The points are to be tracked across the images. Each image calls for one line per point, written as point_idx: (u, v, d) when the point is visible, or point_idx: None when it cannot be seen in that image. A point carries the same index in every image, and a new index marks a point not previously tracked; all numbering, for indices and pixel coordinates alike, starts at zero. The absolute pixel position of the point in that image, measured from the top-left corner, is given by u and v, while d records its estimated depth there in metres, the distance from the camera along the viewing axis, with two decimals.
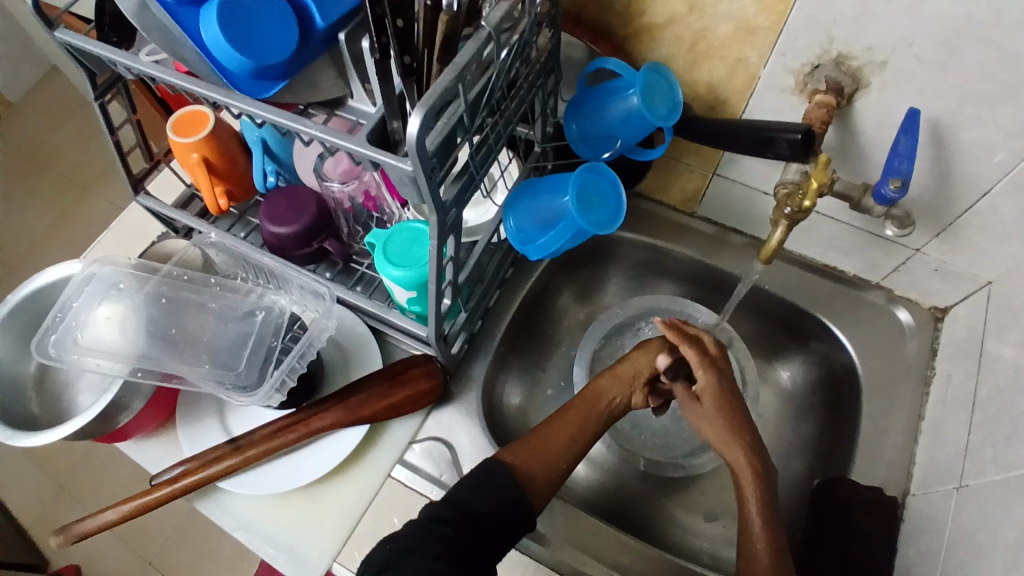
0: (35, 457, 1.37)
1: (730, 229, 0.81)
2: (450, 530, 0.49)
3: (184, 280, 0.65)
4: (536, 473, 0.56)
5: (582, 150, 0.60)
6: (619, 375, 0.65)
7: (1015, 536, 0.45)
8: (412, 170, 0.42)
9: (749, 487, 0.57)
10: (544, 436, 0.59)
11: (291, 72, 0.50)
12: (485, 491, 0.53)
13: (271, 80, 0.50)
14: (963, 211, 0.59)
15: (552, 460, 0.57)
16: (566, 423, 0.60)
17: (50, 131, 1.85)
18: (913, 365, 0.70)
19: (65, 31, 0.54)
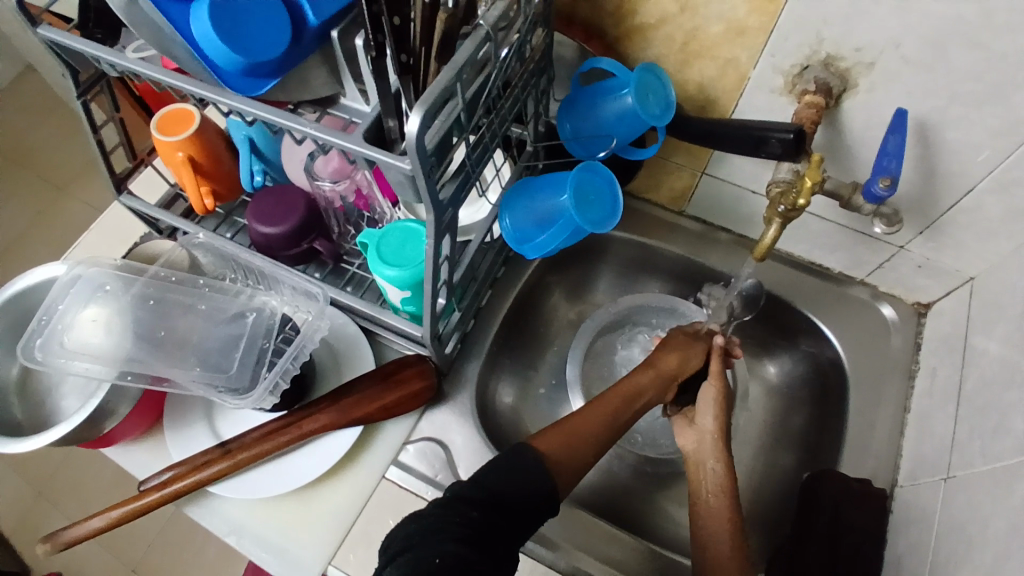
0: (12, 465, 1.34)
1: (718, 227, 0.82)
2: (473, 511, 0.49)
3: (172, 281, 0.63)
4: (566, 460, 0.57)
5: (576, 149, 0.60)
6: (656, 374, 0.67)
7: (1003, 524, 0.47)
8: (411, 169, 0.41)
9: (727, 525, 0.59)
10: (576, 422, 0.60)
11: (283, 69, 0.49)
12: (510, 474, 0.53)
13: (262, 77, 0.49)
14: (948, 208, 0.61)
15: (581, 446, 0.58)
16: (596, 414, 0.62)
17: (27, 131, 1.80)
18: (898, 359, 0.71)
19: (47, 27, 0.53)
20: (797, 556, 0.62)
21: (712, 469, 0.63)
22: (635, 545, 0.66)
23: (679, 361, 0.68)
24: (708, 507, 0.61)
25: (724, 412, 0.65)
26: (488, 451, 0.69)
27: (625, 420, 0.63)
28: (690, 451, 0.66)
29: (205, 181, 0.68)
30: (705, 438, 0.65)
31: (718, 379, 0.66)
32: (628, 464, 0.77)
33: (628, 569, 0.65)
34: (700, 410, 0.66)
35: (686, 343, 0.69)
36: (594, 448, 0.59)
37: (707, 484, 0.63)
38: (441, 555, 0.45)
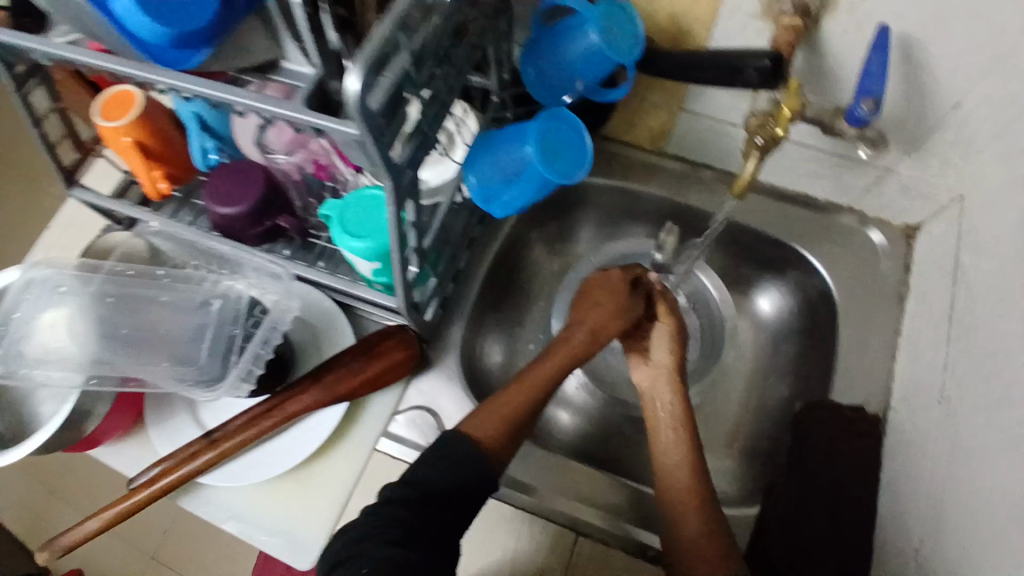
0: None
1: (699, 164, 0.78)
2: (405, 513, 0.49)
3: (129, 275, 0.60)
4: (500, 439, 0.55)
5: (541, 95, 0.56)
6: (586, 336, 0.66)
7: (1000, 447, 0.46)
8: (359, 134, 0.38)
9: (684, 488, 0.57)
10: (504, 401, 0.58)
11: (215, 38, 0.45)
12: (445, 465, 0.52)
13: (194, 48, 0.45)
14: (935, 125, 0.58)
15: (513, 424, 0.57)
16: (518, 392, 0.59)
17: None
18: (887, 285, 0.70)
19: None
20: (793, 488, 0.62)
21: (670, 404, 0.63)
22: (624, 485, 0.65)
23: (610, 317, 0.67)
24: (667, 441, 0.61)
25: (679, 346, 0.67)
26: None
27: (552, 386, 0.62)
28: (645, 388, 0.67)
29: (157, 165, 0.64)
30: (660, 372, 0.66)
31: (668, 317, 0.69)
32: (621, 411, 0.77)
33: (617, 509, 0.64)
34: (654, 347, 0.68)
35: (621, 295, 0.69)
36: (517, 424, 0.57)
37: (663, 419, 0.63)
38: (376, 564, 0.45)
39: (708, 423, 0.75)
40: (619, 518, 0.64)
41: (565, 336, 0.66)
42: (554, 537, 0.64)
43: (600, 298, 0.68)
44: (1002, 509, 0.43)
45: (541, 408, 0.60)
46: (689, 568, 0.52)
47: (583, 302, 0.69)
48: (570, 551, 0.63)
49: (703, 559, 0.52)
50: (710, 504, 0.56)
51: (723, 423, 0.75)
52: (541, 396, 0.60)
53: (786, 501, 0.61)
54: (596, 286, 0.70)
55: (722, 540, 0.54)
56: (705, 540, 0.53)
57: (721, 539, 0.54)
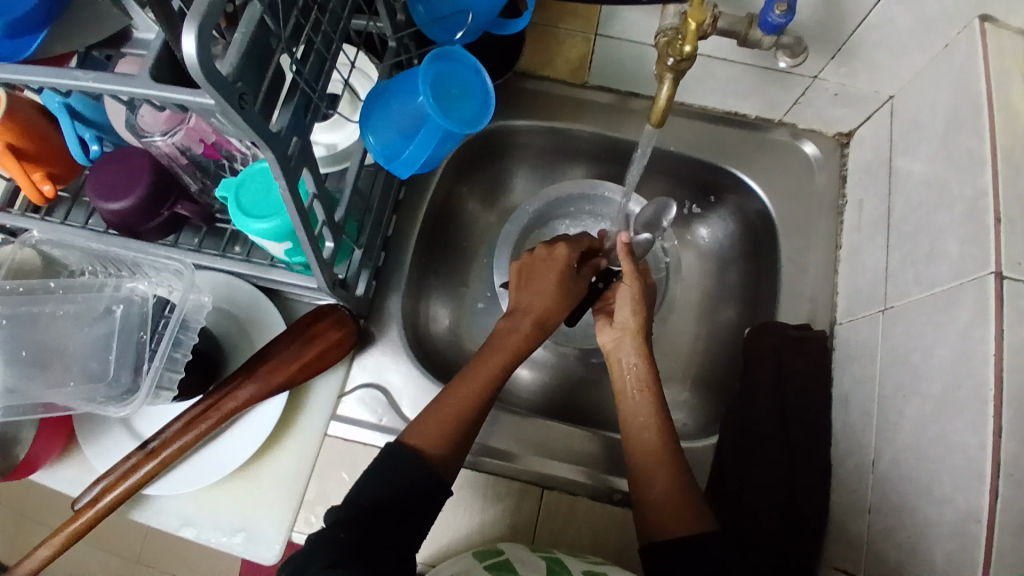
0: None
1: (627, 94, 0.75)
2: (346, 533, 0.46)
3: (21, 292, 0.53)
4: (450, 443, 0.53)
5: (436, 34, 0.51)
6: (532, 324, 0.63)
7: (948, 353, 0.46)
8: (216, 104, 0.33)
9: (654, 458, 0.56)
10: (450, 398, 0.56)
11: (53, 15, 0.40)
12: (387, 477, 0.50)
13: (28, 32, 0.40)
14: (857, 26, 0.55)
15: (461, 422, 0.55)
16: (463, 388, 0.57)
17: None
18: (825, 197, 0.69)
19: None
20: (748, 413, 0.62)
21: (635, 364, 0.62)
22: (595, 436, 0.66)
23: (554, 303, 0.64)
24: (634, 404, 0.60)
25: (644, 304, 0.64)
26: (429, 381, 0.66)
27: (505, 376, 0.59)
28: (610, 348, 0.65)
29: (38, 166, 0.57)
30: (626, 333, 0.64)
31: (631, 278, 0.64)
32: (578, 358, 0.76)
33: (592, 461, 0.65)
34: (619, 307, 0.65)
35: (566, 272, 0.66)
36: (467, 423, 0.55)
37: (629, 381, 0.61)
38: None
39: (664, 358, 0.75)
40: (597, 472, 0.64)
41: (510, 321, 0.64)
42: (519, 496, 0.63)
43: (537, 274, 0.66)
44: (961, 419, 0.43)
45: (494, 398, 0.58)
46: (656, 528, 0.52)
47: (522, 283, 0.66)
48: (538, 510, 0.62)
49: (671, 514, 0.52)
50: (682, 473, 0.55)
51: (678, 355, 0.74)
52: (492, 389, 0.58)
53: (743, 425, 0.61)
54: (535, 262, 0.67)
55: (689, 493, 0.53)
56: (673, 497, 0.53)
57: (686, 493, 0.53)
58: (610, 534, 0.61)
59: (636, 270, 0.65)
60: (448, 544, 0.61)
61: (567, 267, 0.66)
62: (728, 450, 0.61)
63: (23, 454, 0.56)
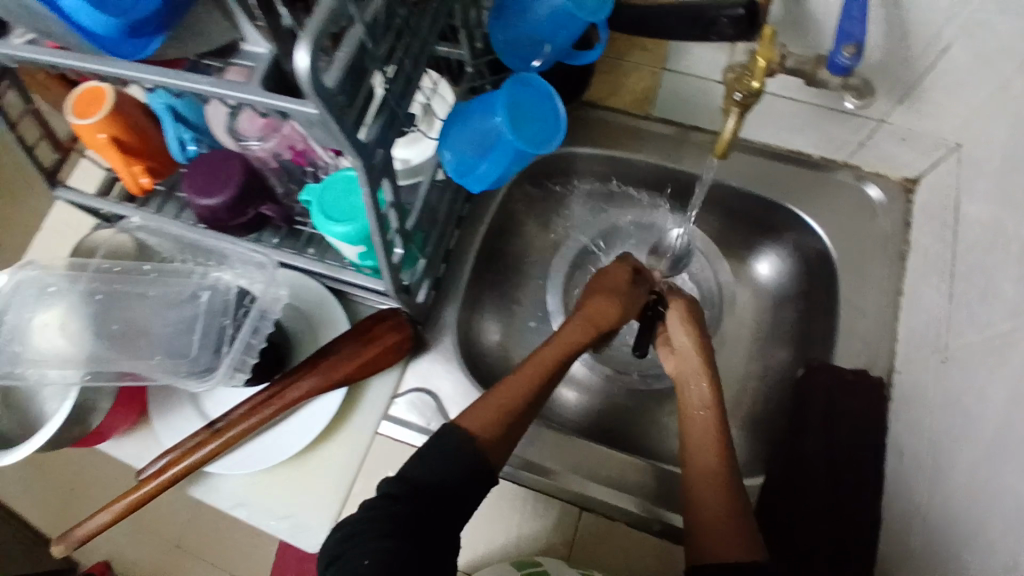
0: None
1: (690, 127, 0.76)
2: (392, 512, 0.48)
3: (116, 271, 0.59)
4: (502, 429, 0.55)
5: (511, 62, 0.55)
6: (579, 322, 0.64)
7: (1008, 404, 0.45)
8: (318, 113, 0.37)
9: (714, 485, 0.56)
10: (506, 389, 0.58)
11: (169, 24, 0.41)
12: (443, 459, 0.51)
13: (148, 35, 0.41)
14: (926, 69, 0.55)
15: (513, 412, 0.56)
16: (523, 379, 0.59)
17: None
18: (887, 241, 0.68)
19: None
20: (796, 454, 0.61)
21: (698, 386, 0.62)
22: (651, 467, 0.65)
23: (607, 305, 0.65)
24: (696, 422, 0.60)
25: (697, 328, 0.65)
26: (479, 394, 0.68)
27: (554, 372, 0.61)
28: (676, 374, 0.65)
29: (137, 160, 0.62)
30: (688, 356, 0.64)
31: (679, 304, 0.67)
32: (624, 383, 0.76)
33: (644, 491, 0.64)
34: (673, 334, 0.67)
35: (621, 289, 0.67)
36: (522, 414, 0.57)
37: (694, 399, 0.62)
38: (369, 556, 0.45)
39: None
40: (650, 503, 0.63)
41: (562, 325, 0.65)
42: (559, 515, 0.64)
43: (604, 285, 0.68)
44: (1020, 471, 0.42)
45: (547, 396, 0.60)
46: (705, 544, 0.52)
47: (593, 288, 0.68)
48: (573, 527, 0.64)
49: (718, 539, 0.52)
50: (739, 500, 0.55)
51: (727, 391, 0.74)
52: (546, 380, 0.60)
53: (791, 467, 0.60)
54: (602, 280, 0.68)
55: (736, 521, 0.53)
56: (727, 518, 0.53)
57: (740, 524, 0.53)
58: (644, 560, 0.62)
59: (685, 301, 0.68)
60: (485, 553, 0.63)
61: (625, 285, 0.68)
62: (775, 493, 0.59)
63: (92, 425, 0.58)
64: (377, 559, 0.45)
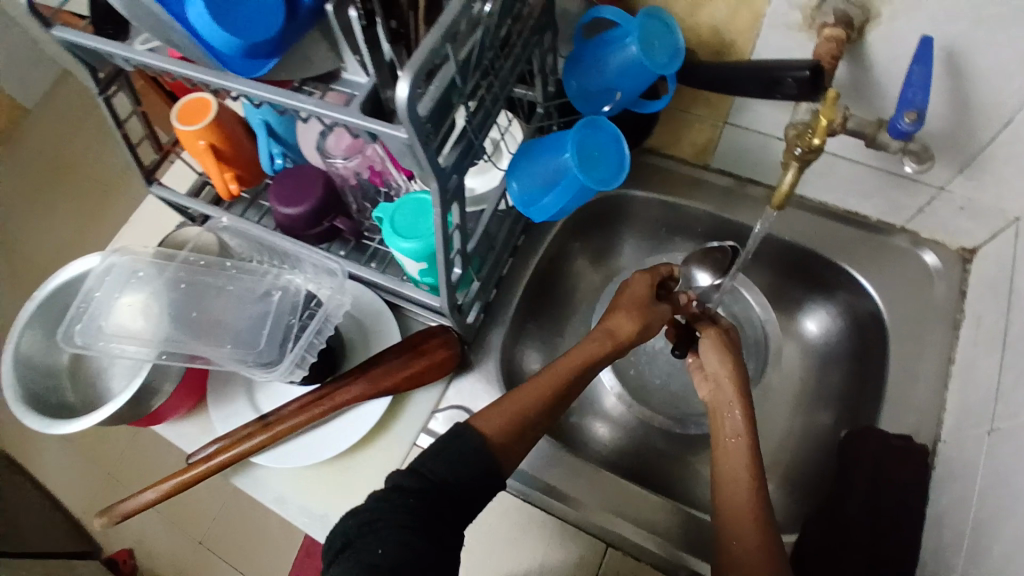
0: (80, 450, 1.37)
1: (747, 181, 0.78)
2: (406, 510, 0.48)
3: (200, 264, 0.65)
4: (511, 434, 0.56)
5: (581, 107, 0.59)
6: (596, 337, 0.64)
7: None
8: (408, 137, 0.41)
9: (744, 528, 0.55)
10: (519, 396, 0.58)
11: (282, 48, 0.46)
12: (454, 460, 0.52)
13: (263, 58, 0.46)
14: (988, 141, 0.57)
15: (525, 420, 0.57)
16: (538, 388, 0.59)
17: (36, 121, 1.80)
18: (941, 309, 0.67)
19: (63, 28, 0.51)
20: (834, 515, 0.60)
21: (732, 414, 0.62)
22: (684, 514, 0.65)
23: (628, 323, 0.65)
24: (727, 450, 0.60)
25: (732, 354, 0.66)
26: None
27: (568, 384, 0.61)
28: (709, 400, 0.66)
29: (229, 167, 0.67)
30: (721, 381, 0.65)
31: (713, 330, 0.68)
32: (661, 428, 0.76)
33: (668, 534, 0.64)
34: (706, 359, 0.67)
35: (643, 304, 0.67)
36: (531, 421, 0.58)
37: (725, 428, 0.62)
38: (385, 546, 0.45)
39: None
40: (672, 546, 0.63)
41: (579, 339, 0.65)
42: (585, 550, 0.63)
43: (626, 300, 0.67)
44: None
45: (562, 406, 0.61)
46: None
47: (613, 306, 0.68)
48: (597, 564, 0.64)
49: None
50: (773, 545, 0.54)
51: (766, 445, 0.73)
52: (560, 393, 0.60)
53: (827, 527, 0.59)
54: (624, 296, 0.68)
55: (776, 554, 0.53)
56: (761, 563, 0.52)
57: (774, 560, 0.53)
58: None
59: (720, 326, 0.69)
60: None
61: (647, 301, 0.67)
62: (808, 552, 0.58)
63: (154, 407, 0.61)
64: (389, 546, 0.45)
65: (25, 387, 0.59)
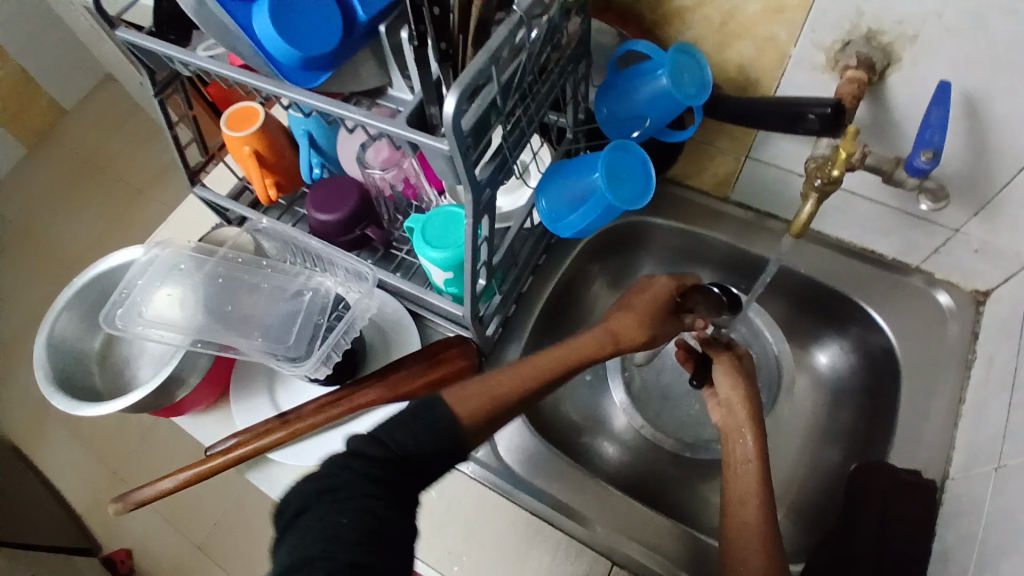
0: (89, 445, 1.39)
1: (765, 215, 0.81)
2: (375, 478, 0.45)
3: (238, 262, 0.69)
4: (484, 418, 0.53)
5: (611, 133, 0.62)
6: (599, 332, 0.62)
7: None
8: (449, 149, 0.44)
9: (751, 553, 0.55)
10: (501, 379, 0.56)
11: (337, 62, 0.49)
12: (419, 430, 0.49)
13: (317, 70, 0.49)
14: (1003, 185, 0.59)
15: (501, 405, 0.54)
16: (524, 375, 0.57)
17: (82, 125, 1.91)
18: (954, 349, 0.68)
19: (124, 29, 0.55)
20: (841, 547, 0.60)
21: (744, 441, 0.63)
22: (690, 537, 0.65)
23: (635, 323, 0.64)
24: (740, 476, 0.61)
25: (748, 383, 0.66)
26: (529, 433, 0.70)
27: (557, 376, 0.58)
28: (723, 426, 0.66)
29: (269, 173, 0.70)
30: (733, 408, 0.65)
31: (723, 359, 0.69)
32: (671, 452, 0.77)
33: (673, 556, 0.64)
34: (720, 385, 0.68)
35: (656, 307, 0.66)
36: (502, 409, 0.54)
37: (737, 455, 0.62)
38: (350, 515, 0.42)
39: None
40: (676, 568, 0.64)
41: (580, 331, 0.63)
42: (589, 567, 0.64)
43: (638, 300, 0.66)
44: None
45: (535, 401, 0.58)
46: None
47: (624, 303, 0.66)
48: None
49: None
50: (777, 568, 0.54)
51: (775, 476, 0.73)
52: (545, 385, 0.58)
53: (834, 558, 0.59)
54: (638, 296, 0.67)
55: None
56: None
57: None
58: None
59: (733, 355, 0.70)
60: None
61: (658, 304, 0.66)
62: None
63: (178, 397, 0.62)
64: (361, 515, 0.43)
65: (56, 367, 0.62)
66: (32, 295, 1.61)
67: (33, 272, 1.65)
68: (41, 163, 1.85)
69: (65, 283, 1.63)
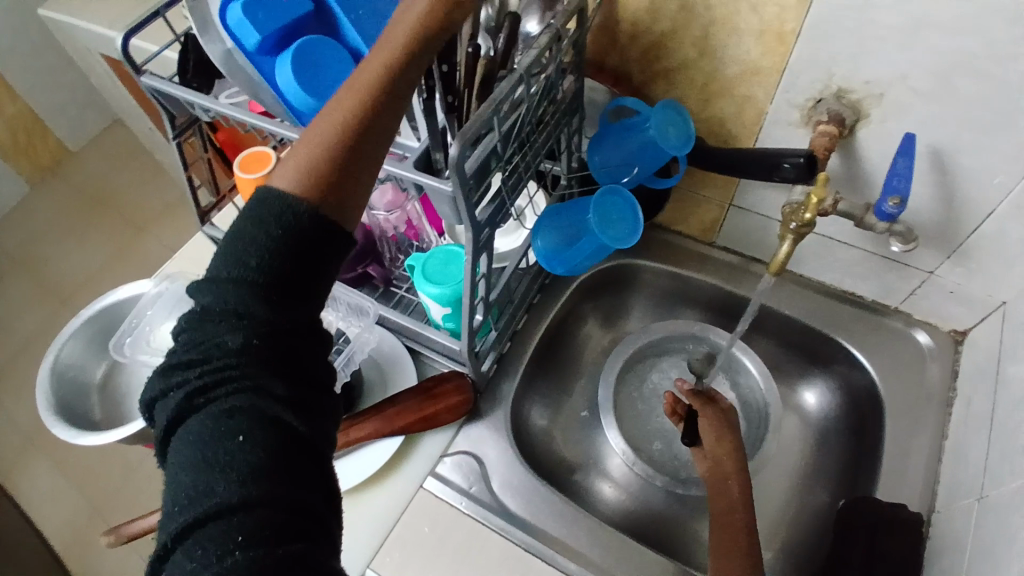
0: (73, 481, 1.36)
1: (750, 258, 0.84)
2: (257, 374, 0.35)
3: None
4: (323, 174, 0.37)
5: (603, 178, 0.66)
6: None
7: None
8: (452, 190, 0.47)
9: None
10: (327, 115, 0.38)
11: None
12: (296, 260, 0.36)
13: None
14: (972, 232, 0.63)
15: (337, 153, 0.38)
16: (354, 94, 0.39)
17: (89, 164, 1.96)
18: (935, 389, 0.71)
19: (150, 76, 0.59)
20: None
21: (732, 486, 0.64)
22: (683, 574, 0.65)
23: None
24: (737, 523, 0.61)
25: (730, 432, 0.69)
26: (521, 467, 0.72)
27: (396, 83, 0.40)
28: (709, 474, 0.68)
29: None
30: (720, 457, 0.67)
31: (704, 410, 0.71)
32: (663, 491, 0.78)
33: None
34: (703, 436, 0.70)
35: None
36: (347, 150, 0.38)
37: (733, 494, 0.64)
38: (245, 433, 0.33)
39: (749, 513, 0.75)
40: None
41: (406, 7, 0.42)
42: None
43: None
44: None
45: (383, 128, 0.39)
46: None
47: None
48: None
49: None
50: None
51: (767, 514, 0.74)
52: (386, 100, 0.39)
53: None
54: None
55: None
56: None
57: None
58: None
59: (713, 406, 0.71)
60: None
61: None
62: None
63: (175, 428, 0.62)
64: (255, 435, 0.33)
65: (58, 395, 0.63)
66: (29, 329, 1.62)
67: (31, 307, 1.66)
68: (46, 200, 1.89)
69: (63, 318, 1.64)
